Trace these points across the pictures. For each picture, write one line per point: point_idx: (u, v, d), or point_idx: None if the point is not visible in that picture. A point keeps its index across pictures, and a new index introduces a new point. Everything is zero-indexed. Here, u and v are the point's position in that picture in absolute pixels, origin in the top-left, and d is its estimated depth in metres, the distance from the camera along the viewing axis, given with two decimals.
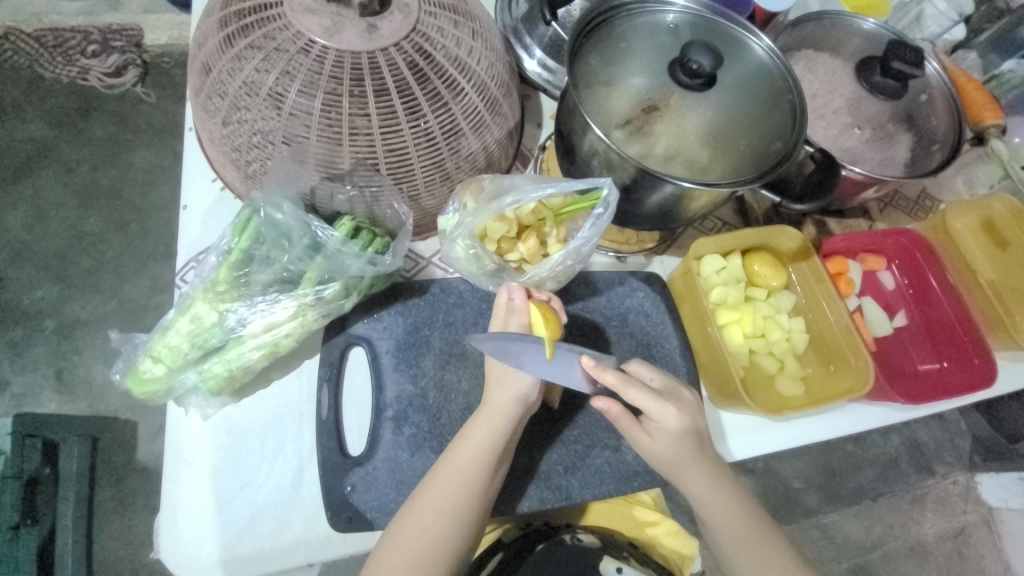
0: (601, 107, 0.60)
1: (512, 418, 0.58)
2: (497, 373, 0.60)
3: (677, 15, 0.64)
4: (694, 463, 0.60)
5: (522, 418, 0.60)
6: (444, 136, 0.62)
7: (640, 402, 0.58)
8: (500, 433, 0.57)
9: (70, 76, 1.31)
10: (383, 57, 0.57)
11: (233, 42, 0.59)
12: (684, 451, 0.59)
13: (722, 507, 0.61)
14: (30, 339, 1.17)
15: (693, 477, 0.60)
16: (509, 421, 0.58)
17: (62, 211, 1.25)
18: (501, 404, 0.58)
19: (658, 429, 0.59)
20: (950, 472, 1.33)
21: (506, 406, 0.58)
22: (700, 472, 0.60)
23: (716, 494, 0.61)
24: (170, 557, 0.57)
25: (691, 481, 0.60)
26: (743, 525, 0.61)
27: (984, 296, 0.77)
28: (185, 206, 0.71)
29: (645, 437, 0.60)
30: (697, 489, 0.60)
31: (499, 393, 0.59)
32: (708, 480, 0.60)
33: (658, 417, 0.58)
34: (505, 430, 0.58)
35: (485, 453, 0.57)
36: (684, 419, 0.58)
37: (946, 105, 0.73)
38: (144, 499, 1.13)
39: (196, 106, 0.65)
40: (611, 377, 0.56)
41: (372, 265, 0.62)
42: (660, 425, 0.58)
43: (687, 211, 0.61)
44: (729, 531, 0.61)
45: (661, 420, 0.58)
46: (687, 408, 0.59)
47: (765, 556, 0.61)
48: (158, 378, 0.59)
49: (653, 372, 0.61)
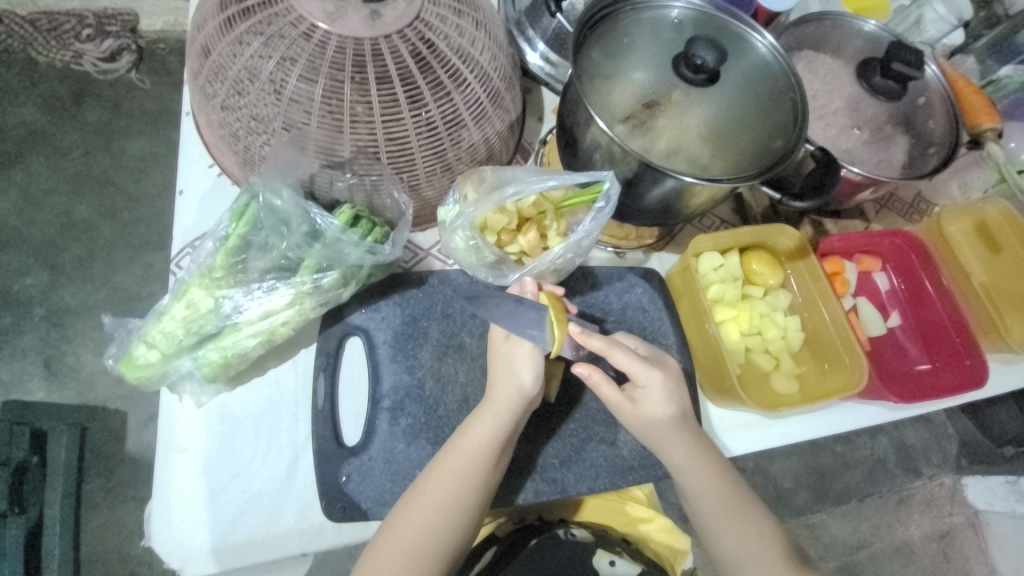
0: (604, 101, 0.60)
1: (516, 410, 0.58)
2: (502, 364, 0.59)
3: (681, 11, 0.64)
4: (678, 438, 0.61)
5: (525, 410, 0.59)
6: (445, 126, 0.62)
7: (627, 365, 0.59)
8: (505, 425, 0.57)
9: (63, 60, 1.28)
10: (386, 45, 0.56)
11: (233, 25, 0.58)
12: (669, 427, 0.60)
13: (707, 483, 0.61)
14: (18, 327, 1.16)
15: (677, 452, 0.61)
16: (512, 414, 0.58)
17: (52, 197, 1.23)
18: (505, 397, 0.58)
19: (644, 395, 0.60)
20: (937, 474, 1.34)
21: (509, 398, 0.58)
22: (684, 448, 0.61)
23: (701, 471, 0.61)
24: (161, 544, 0.57)
25: (676, 458, 0.61)
26: (728, 501, 0.62)
27: (977, 298, 0.78)
28: (181, 191, 0.70)
29: (631, 404, 0.60)
30: (681, 465, 0.61)
31: (504, 385, 0.58)
32: (693, 457, 0.61)
33: (645, 381, 0.60)
34: (508, 423, 0.58)
35: (491, 446, 0.57)
36: (671, 391, 0.60)
37: (944, 108, 0.74)
38: (134, 489, 1.12)
39: (195, 90, 0.64)
40: (596, 342, 0.57)
41: (371, 254, 0.61)
42: (647, 390, 0.60)
43: (687, 207, 0.62)
44: (712, 505, 0.62)
45: (648, 386, 0.60)
46: (671, 374, 0.61)
47: (750, 532, 0.61)
48: (152, 364, 0.58)
49: (637, 342, 0.63)
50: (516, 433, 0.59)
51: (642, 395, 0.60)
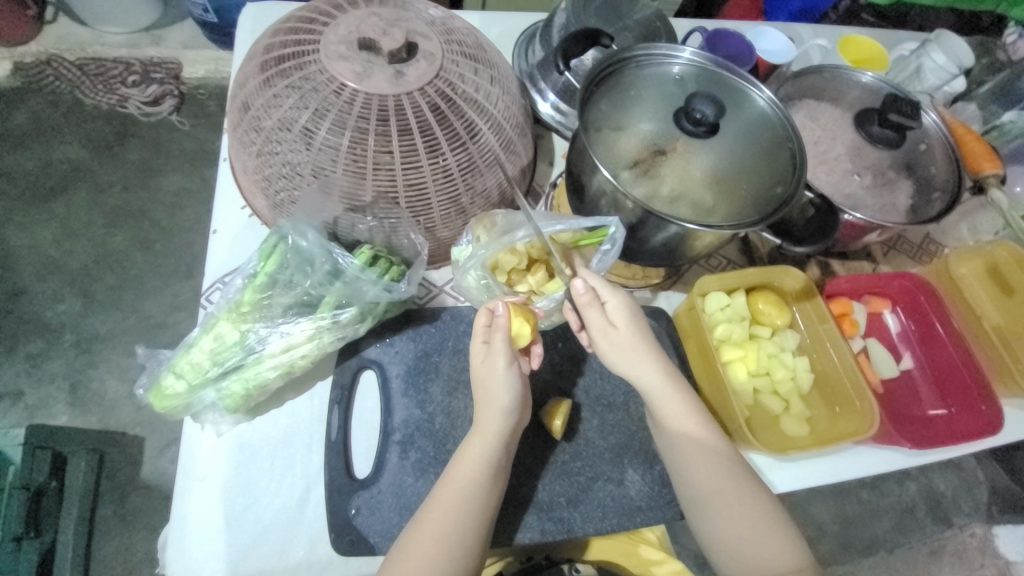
0: (610, 151, 0.64)
1: (504, 433, 0.59)
2: (483, 392, 0.60)
3: (682, 68, 0.69)
4: (706, 465, 0.60)
5: (514, 430, 0.60)
6: (461, 173, 0.66)
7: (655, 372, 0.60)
8: (495, 449, 0.58)
9: (109, 103, 1.39)
10: (408, 100, 0.61)
11: (272, 82, 0.64)
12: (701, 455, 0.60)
13: (739, 516, 0.59)
14: (49, 351, 1.21)
15: (702, 479, 0.60)
16: (501, 437, 0.59)
17: (91, 230, 1.32)
18: (491, 420, 0.59)
19: (615, 314, 0.60)
20: (968, 524, 1.28)
21: (495, 421, 0.59)
22: (705, 477, 0.60)
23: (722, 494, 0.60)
24: (174, 573, 0.58)
25: (701, 482, 0.60)
26: (760, 534, 0.59)
27: (990, 342, 0.78)
28: (214, 230, 0.75)
29: (609, 327, 0.60)
30: (706, 496, 0.60)
31: (487, 408, 0.59)
32: (718, 488, 0.60)
33: (609, 297, 0.61)
34: (498, 447, 0.58)
35: (481, 469, 0.57)
36: (635, 323, 0.61)
37: (945, 155, 0.76)
38: (146, 517, 1.13)
39: (233, 139, 0.70)
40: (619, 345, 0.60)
41: (387, 291, 0.64)
42: (614, 306, 0.61)
43: (691, 250, 0.64)
44: (742, 536, 0.59)
45: (613, 300, 0.61)
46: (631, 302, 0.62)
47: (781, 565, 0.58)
48: (178, 394, 0.61)
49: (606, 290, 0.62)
50: (508, 457, 0.60)
51: (614, 312, 0.60)
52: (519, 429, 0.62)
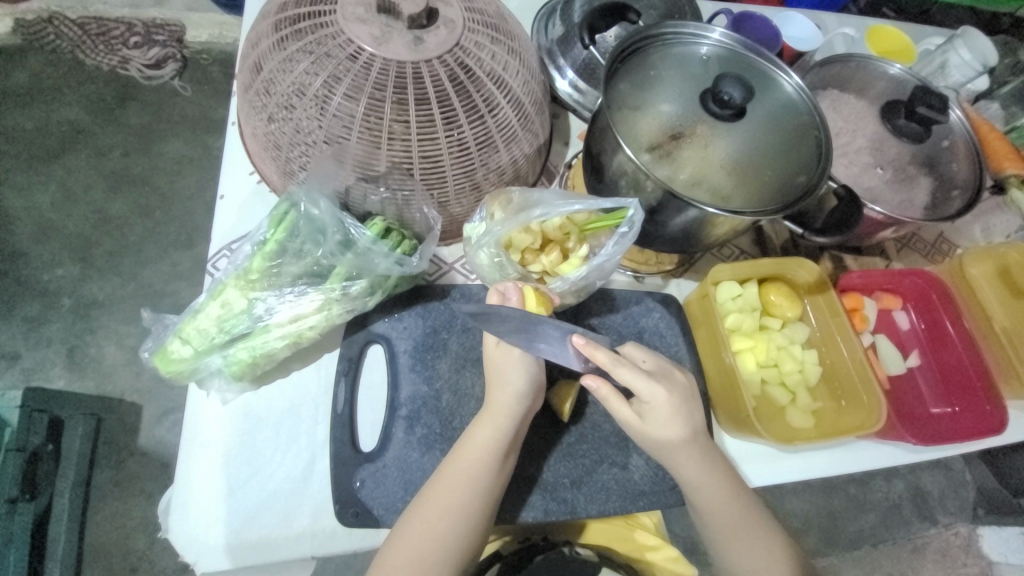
0: (631, 130, 0.62)
1: (515, 416, 0.59)
2: (497, 373, 0.60)
3: (710, 48, 0.67)
4: (712, 497, 0.61)
5: (525, 416, 0.60)
6: (477, 147, 0.64)
7: (668, 409, 0.59)
8: (505, 430, 0.58)
9: (110, 64, 1.36)
10: (426, 68, 0.59)
11: (285, 43, 0.62)
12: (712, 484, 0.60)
13: (744, 539, 0.61)
14: (46, 315, 1.20)
15: (709, 510, 0.61)
16: (512, 421, 0.59)
17: (89, 194, 1.29)
18: (503, 402, 0.59)
19: (651, 411, 0.59)
20: (953, 523, 1.30)
21: (507, 404, 0.59)
22: (713, 507, 0.61)
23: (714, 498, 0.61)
24: (177, 537, 0.58)
25: (706, 510, 0.62)
26: (762, 555, 0.61)
27: (998, 343, 0.78)
28: (221, 196, 0.74)
29: (638, 419, 0.59)
30: (713, 524, 0.62)
31: (500, 390, 0.59)
32: (723, 518, 0.61)
33: (649, 398, 0.58)
34: (509, 430, 0.58)
35: (491, 451, 0.57)
36: (674, 415, 0.59)
37: (968, 153, 0.75)
38: (143, 484, 1.13)
39: (243, 102, 0.68)
40: (602, 356, 0.56)
41: (399, 265, 0.63)
42: (653, 406, 0.58)
43: (709, 236, 0.63)
44: (745, 557, 0.61)
45: (653, 402, 0.58)
46: (677, 388, 0.60)
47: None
48: (184, 359, 0.61)
49: (645, 355, 0.62)
50: (518, 440, 0.60)
51: (653, 395, 0.58)
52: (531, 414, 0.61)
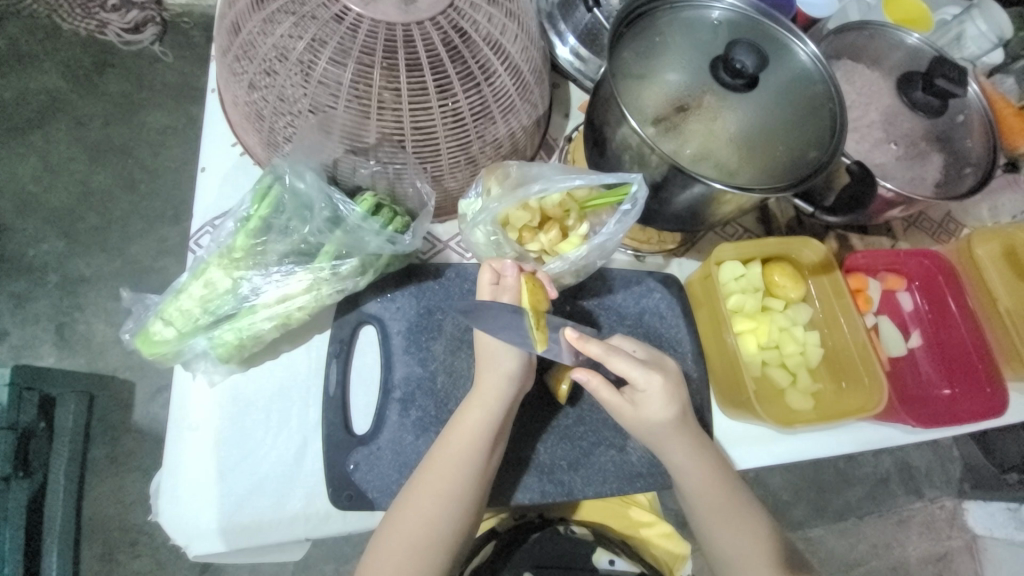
0: (636, 101, 0.59)
1: (506, 398, 0.58)
2: (488, 354, 0.59)
3: (721, 13, 0.63)
4: (702, 487, 0.60)
5: (516, 398, 0.59)
6: (473, 118, 0.61)
7: (658, 393, 0.57)
8: (497, 413, 0.57)
9: (87, 29, 1.28)
10: (418, 31, 0.55)
11: (265, 2, 0.57)
12: (703, 474, 0.60)
13: (731, 527, 0.61)
14: (32, 292, 1.17)
15: (702, 500, 0.61)
16: (503, 402, 0.57)
17: (71, 165, 1.24)
18: (494, 386, 0.57)
19: (643, 399, 0.58)
20: (939, 497, 1.33)
21: (498, 387, 0.57)
22: (707, 499, 0.61)
23: (702, 484, 0.60)
24: (170, 521, 0.57)
25: (699, 501, 0.61)
26: (753, 546, 0.61)
27: (1002, 325, 0.76)
28: (202, 168, 0.70)
29: (630, 407, 0.58)
30: (705, 516, 0.61)
31: (490, 372, 0.58)
32: (712, 504, 0.61)
33: (644, 386, 0.57)
34: (499, 413, 0.57)
35: (482, 435, 0.56)
36: (666, 400, 0.57)
37: (984, 128, 0.72)
38: (139, 460, 1.12)
39: (222, 67, 0.63)
40: (594, 348, 0.56)
41: (391, 244, 0.60)
42: (647, 395, 0.57)
43: (714, 215, 0.60)
44: (731, 542, 0.61)
45: (648, 390, 0.57)
46: (671, 377, 0.59)
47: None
48: (168, 341, 0.58)
49: (635, 346, 0.61)
50: (508, 420, 0.59)
51: (646, 383, 0.57)
52: (521, 396, 0.60)
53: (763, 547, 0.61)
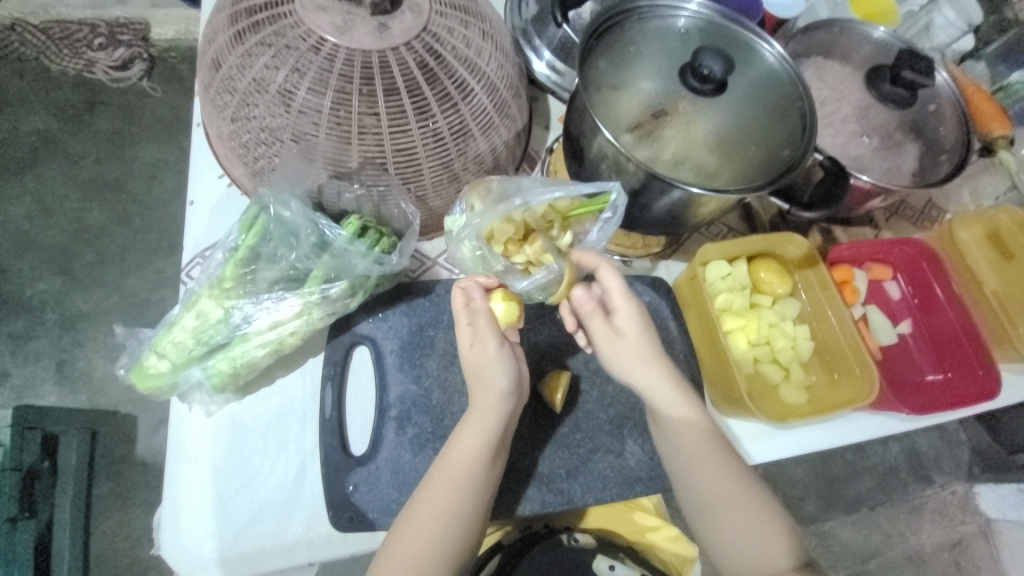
0: (610, 111, 0.60)
1: (503, 413, 0.58)
2: (475, 372, 0.59)
3: (688, 20, 0.64)
4: (694, 431, 0.59)
5: (513, 412, 0.59)
6: (452, 137, 0.62)
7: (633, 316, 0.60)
8: (494, 429, 0.57)
9: (76, 68, 1.30)
10: (393, 57, 0.56)
11: (244, 37, 0.59)
12: (702, 449, 0.59)
13: (718, 470, 0.59)
14: (31, 331, 1.17)
15: (685, 441, 0.59)
16: (499, 419, 0.58)
17: (66, 204, 1.25)
18: (490, 403, 0.57)
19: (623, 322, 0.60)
20: (949, 482, 1.32)
21: (494, 404, 0.58)
22: (691, 441, 0.59)
23: (687, 431, 0.59)
24: (169, 553, 0.57)
25: (682, 445, 0.59)
26: (742, 493, 0.58)
27: (989, 307, 0.77)
28: (192, 201, 0.71)
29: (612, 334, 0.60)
30: (690, 462, 0.59)
31: (483, 390, 0.58)
32: (702, 449, 0.59)
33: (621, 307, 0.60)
34: (496, 429, 0.57)
35: (480, 453, 0.56)
36: (634, 353, 0.59)
37: (955, 115, 0.73)
38: (143, 493, 1.12)
39: (206, 102, 0.65)
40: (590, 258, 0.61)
41: (378, 264, 0.62)
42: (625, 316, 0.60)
43: (695, 216, 0.61)
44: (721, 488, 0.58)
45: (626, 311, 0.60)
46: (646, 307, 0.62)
47: (761, 529, 0.57)
48: (163, 373, 0.59)
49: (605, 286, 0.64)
50: (507, 437, 0.59)
51: (624, 323, 0.60)
52: (518, 409, 0.61)
53: (754, 496, 0.59)
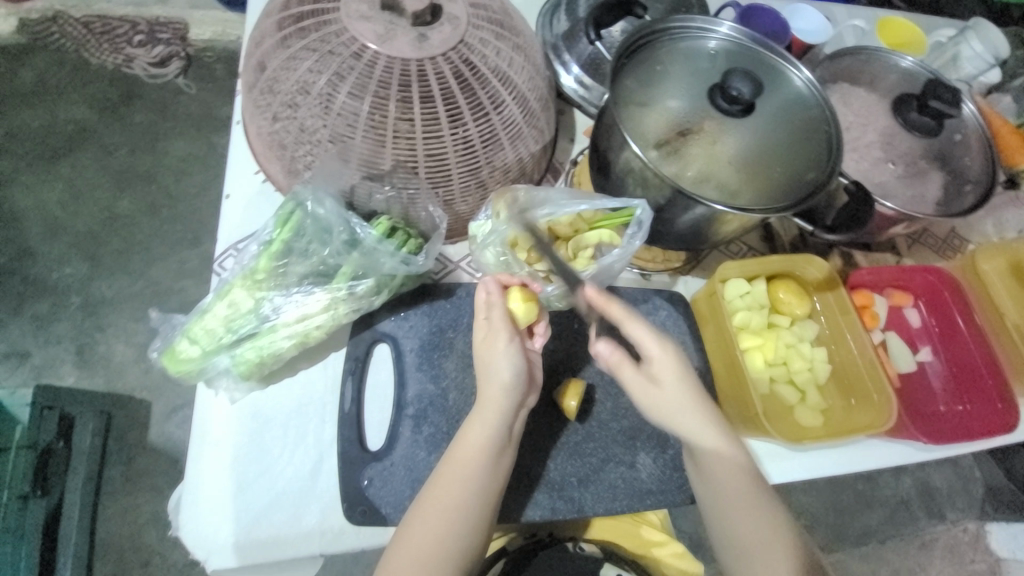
0: (638, 127, 0.61)
1: (507, 410, 0.58)
2: (481, 367, 0.60)
3: (718, 42, 0.66)
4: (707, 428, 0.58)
5: (517, 407, 0.60)
6: (483, 145, 0.64)
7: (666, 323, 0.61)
8: (499, 427, 0.58)
9: (116, 63, 1.36)
10: (431, 66, 0.59)
11: (289, 41, 0.61)
12: (719, 462, 0.58)
13: (727, 467, 0.58)
14: (55, 313, 1.21)
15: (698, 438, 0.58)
16: (504, 416, 0.58)
17: (97, 192, 1.30)
18: (494, 400, 0.58)
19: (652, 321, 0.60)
20: (961, 519, 1.29)
21: (497, 400, 0.58)
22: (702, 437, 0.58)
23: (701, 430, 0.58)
24: (188, 534, 0.59)
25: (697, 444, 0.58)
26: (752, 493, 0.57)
27: (1011, 340, 0.76)
28: (227, 195, 0.74)
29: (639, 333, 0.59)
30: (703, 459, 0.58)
31: (488, 385, 0.59)
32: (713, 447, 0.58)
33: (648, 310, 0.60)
34: (501, 426, 0.58)
35: (485, 449, 0.57)
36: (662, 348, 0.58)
37: (981, 146, 0.73)
38: (152, 479, 1.14)
39: (247, 100, 0.68)
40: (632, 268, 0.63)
41: (405, 264, 0.63)
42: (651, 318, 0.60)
43: (718, 233, 0.62)
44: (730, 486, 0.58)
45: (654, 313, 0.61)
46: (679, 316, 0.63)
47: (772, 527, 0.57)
48: (192, 359, 0.61)
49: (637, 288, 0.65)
50: (512, 435, 0.60)
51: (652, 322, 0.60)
52: (523, 408, 0.61)
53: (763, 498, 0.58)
